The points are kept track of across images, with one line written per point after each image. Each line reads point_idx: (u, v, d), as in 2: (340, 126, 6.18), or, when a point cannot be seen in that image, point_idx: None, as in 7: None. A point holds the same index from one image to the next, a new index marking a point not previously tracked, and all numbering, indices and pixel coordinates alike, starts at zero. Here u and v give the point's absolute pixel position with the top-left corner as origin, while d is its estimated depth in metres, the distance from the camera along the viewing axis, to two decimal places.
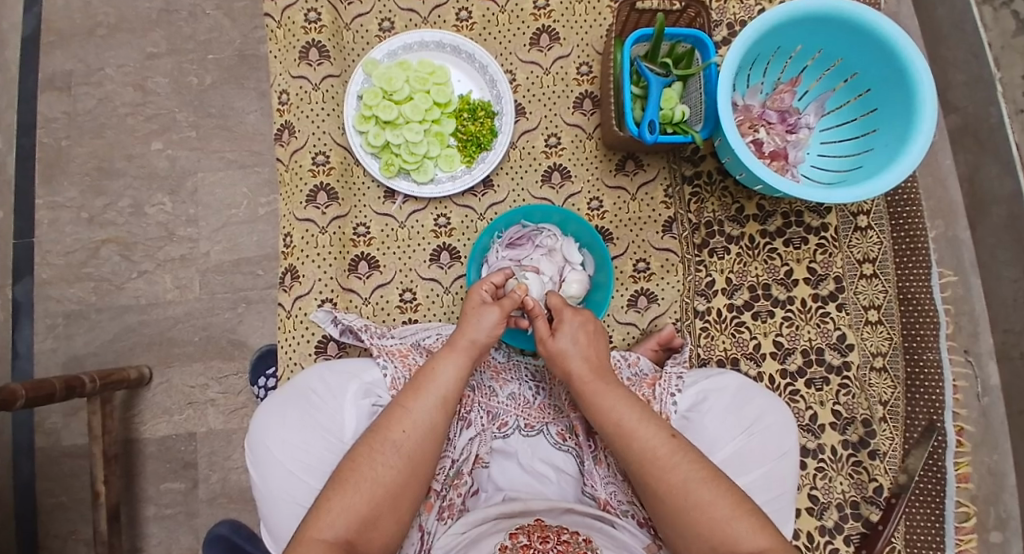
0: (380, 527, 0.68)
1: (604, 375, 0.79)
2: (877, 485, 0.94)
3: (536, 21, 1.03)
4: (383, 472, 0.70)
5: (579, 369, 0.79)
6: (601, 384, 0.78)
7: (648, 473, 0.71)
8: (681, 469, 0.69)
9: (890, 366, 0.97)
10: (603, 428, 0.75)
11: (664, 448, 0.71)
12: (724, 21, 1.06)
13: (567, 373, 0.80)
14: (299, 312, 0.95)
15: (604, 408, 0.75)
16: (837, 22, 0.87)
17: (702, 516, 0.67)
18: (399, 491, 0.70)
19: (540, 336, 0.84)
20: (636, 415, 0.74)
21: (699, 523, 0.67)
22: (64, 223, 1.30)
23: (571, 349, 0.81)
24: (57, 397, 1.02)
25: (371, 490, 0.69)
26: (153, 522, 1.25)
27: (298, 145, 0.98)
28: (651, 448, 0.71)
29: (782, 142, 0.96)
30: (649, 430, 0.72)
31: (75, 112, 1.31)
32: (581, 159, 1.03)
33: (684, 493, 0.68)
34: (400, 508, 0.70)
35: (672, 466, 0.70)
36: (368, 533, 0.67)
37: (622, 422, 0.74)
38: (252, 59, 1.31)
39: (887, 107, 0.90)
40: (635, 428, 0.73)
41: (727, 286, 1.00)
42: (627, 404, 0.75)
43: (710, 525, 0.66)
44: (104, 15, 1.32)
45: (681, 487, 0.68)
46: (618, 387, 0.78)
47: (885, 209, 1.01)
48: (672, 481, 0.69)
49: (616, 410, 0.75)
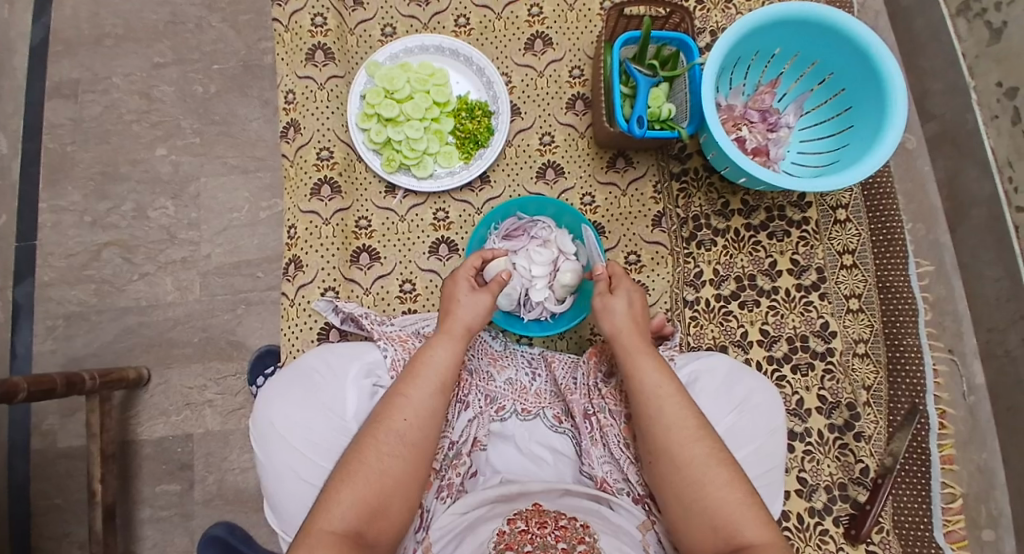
0: (389, 516, 0.70)
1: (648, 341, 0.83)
2: (864, 466, 0.97)
3: (530, 27, 1.09)
4: (389, 462, 0.71)
5: (625, 328, 0.84)
6: (647, 349, 0.82)
7: (671, 440, 0.73)
8: (703, 444, 0.72)
9: (872, 351, 1.01)
10: (641, 392, 0.78)
11: (691, 422, 0.74)
12: (706, 28, 1.12)
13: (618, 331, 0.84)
14: (303, 300, 0.98)
15: (640, 372, 0.79)
16: (812, 26, 0.94)
17: (713, 493, 0.69)
18: (407, 477, 0.72)
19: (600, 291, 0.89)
20: (671, 384, 0.77)
21: (709, 500, 0.69)
22: (66, 226, 1.32)
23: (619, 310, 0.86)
24: (57, 392, 1.04)
25: (380, 480, 0.70)
26: (148, 524, 1.25)
27: (303, 141, 1.02)
28: (681, 418, 0.74)
29: (763, 140, 1.02)
30: (681, 404, 0.75)
31: (81, 118, 1.35)
32: (574, 157, 1.07)
33: (702, 466, 0.71)
34: (408, 493, 0.72)
35: (695, 440, 0.73)
36: (377, 523, 0.68)
37: (660, 388, 0.77)
38: (256, 69, 1.36)
39: (860, 104, 0.96)
40: (666, 398, 0.76)
41: (714, 277, 1.04)
42: (663, 372, 0.79)
43: (718, 504, 0.68)
44: (112, 26, 1.37)
45: (699, 460, 0.71)
46: (659, 359, 0.81)
47: (862, 202, 1.06)
48: (693, 453, 0.72)
49: (654, 376, 0.78)
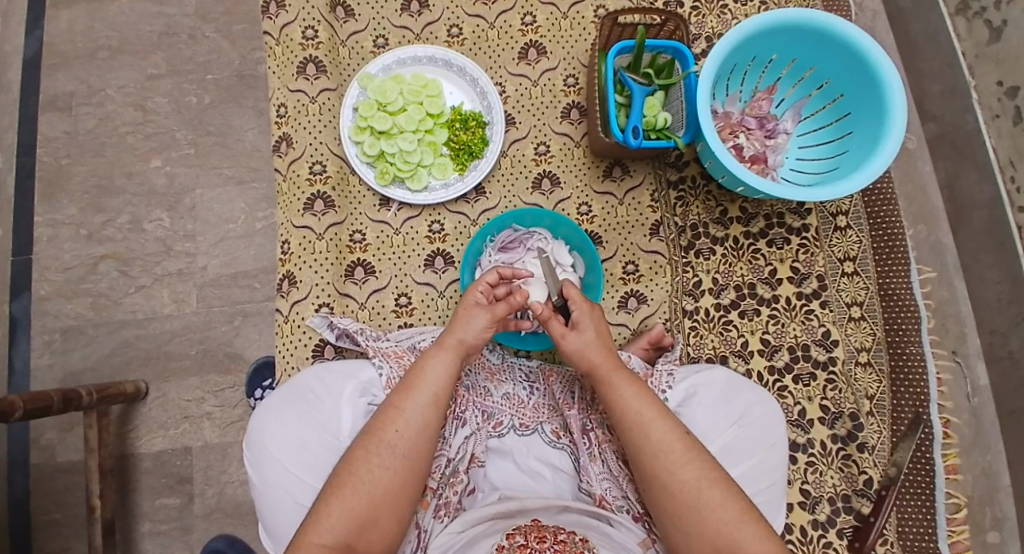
0: (379, 527, 0.70)
1: (621, 366, 0.82)
2: (867, 478, 0.96)
3: (524, 36, 1.08)
4: (379, 474, 0.71)
5: (597, 358, 0.83)
6: (617, 374, 0.81)
7: (660, 466, 0.73)
8: (694, 466, 0.72)
9: (874, 360, 1.00)
10: (624, 420, 0.77)
11: (677, 444, 0.73)
12: (702, 34, 1.11)
13: (588, 364, 0.83)
14: (297, 316, 0.98)
15: (619, 399, 0.78)
16: (808, 32, 0.92)
17: (709, 516, 0.68)
18: (398, 490, 0.72)
19: (556, 333, 0.87)
20: (653, 408, 0.76)
21: (705, 523, 0.69)
22: (62, 240, 1.32)
23: (587, 341, 0.85)
24: (53, 409, 1.03)
25: (369, 492, 0.70)
26: (148, 538, 1.25)
27: (296, 155, 1.01)
28: (667, 441, 0.74)
29: (761, 146, 1.01)
30: (664, 426, 0.75)
31: (76, 131, 1.34)
32: (570, 166, 1.06)
33: (696, 491, 0.70)
34: (399, 507, 0.72)
35: (686, 463, 0.72)
36: (366, 535, 0.69)
37: (642, 413, 0.76)
38: (250, 79, 1.35)
39: (859, 110, 0.94)
40: (649, 423, 0.75)
41: (714, 286, 1.03)
42: (643, 395, 0.78)
43: (715, 525, 0.68)
44: (106, 38, 1.36)
45: (692, 484, 0.70)
46: (633, 377, 0.81)
47: (862, 208, 1.05)
48: (685, 478, 0.71)
49: (633, 401, 0.77)
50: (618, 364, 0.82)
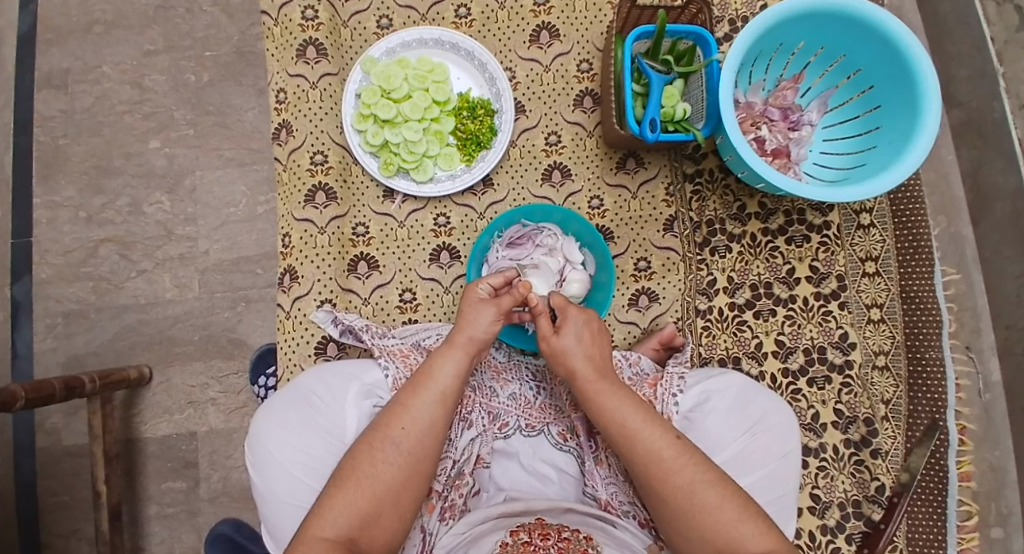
0: (382, 524, 0.68)
1: (606, 375, 0.77)
2: (880, 484, 0.94)
3: (536, 17, 1.03)
4: (383, 469, 0.70)
5: (581, 368, 0.78)
6: (599, 386, 0.76)
7: (654, 475, 0.69)
8: (688, 471, 0.68)
9: (892, 365, 0.97)
10: (610, 432, 0.73)
11: (668, 453, 0.70)
12: (725, 17, 1.05)
13: (571, 372, 0.79)
14: (299, 312, 0.96)
15: (606, 409, 0.74)
16: (840, 19, 0.86)
17: (706, 519, 0.66)
18: (401, 488, 0.70)
19: (543, 333, 0.82)
20: (642, 417, 0.72)
21: (702, 526, 0.66)
22: (62, 222, 1.29)
23: (573, 344, 0.80)
24: (57, 398, 1.00)
25: (371, 487, 0.68)
26: (154, 521, 1.25)
27: (296, 144, 0.98)
28: (657, 450, 0.70)
29: (784, 139, 0.95)
30: (654, 435, 0.71)
31: (73, 110, 1.30)
32: (581, 157, 1.02)
33: (690, 496, 0.67)
34: (401, 504, 0.70)
35: (679, 469, 0.69)
36: (368, 531, 0.67)
37: (627, 425, 0.72)
38: (250, 56, 1.29)
39: (891, 104, 0.89)
40: (636, 435, 0.71)
41: (728, 285, 0.99)
42: (632, 405, 0.74)
43: (715, 528, 0.65)
44: (100, 11, 1.31)
45: (685, 490, 0.67)
46: (618, 386, 0.76)
47: (888, 207, 1.01)
48: (678, 484, 0.68)
49: (620, 412, 0.73)
50: (602, 375, 0.77)
